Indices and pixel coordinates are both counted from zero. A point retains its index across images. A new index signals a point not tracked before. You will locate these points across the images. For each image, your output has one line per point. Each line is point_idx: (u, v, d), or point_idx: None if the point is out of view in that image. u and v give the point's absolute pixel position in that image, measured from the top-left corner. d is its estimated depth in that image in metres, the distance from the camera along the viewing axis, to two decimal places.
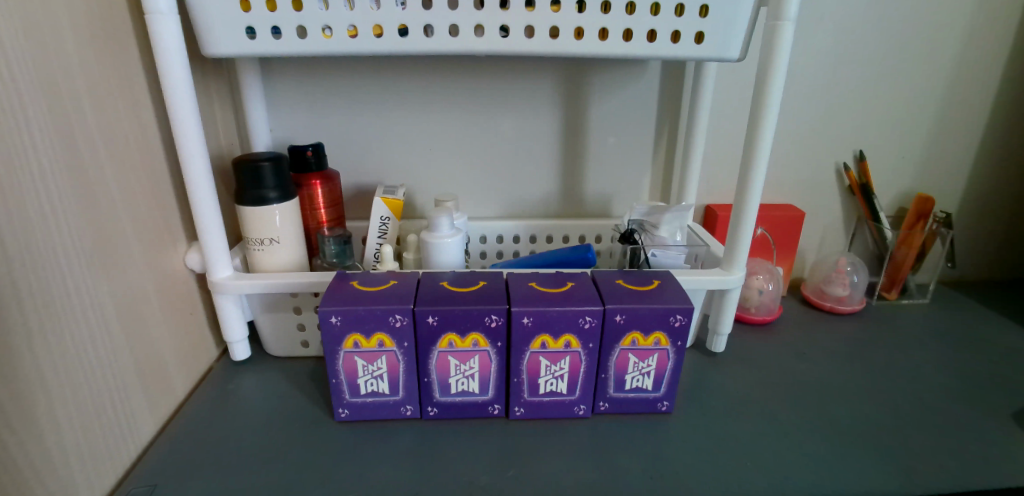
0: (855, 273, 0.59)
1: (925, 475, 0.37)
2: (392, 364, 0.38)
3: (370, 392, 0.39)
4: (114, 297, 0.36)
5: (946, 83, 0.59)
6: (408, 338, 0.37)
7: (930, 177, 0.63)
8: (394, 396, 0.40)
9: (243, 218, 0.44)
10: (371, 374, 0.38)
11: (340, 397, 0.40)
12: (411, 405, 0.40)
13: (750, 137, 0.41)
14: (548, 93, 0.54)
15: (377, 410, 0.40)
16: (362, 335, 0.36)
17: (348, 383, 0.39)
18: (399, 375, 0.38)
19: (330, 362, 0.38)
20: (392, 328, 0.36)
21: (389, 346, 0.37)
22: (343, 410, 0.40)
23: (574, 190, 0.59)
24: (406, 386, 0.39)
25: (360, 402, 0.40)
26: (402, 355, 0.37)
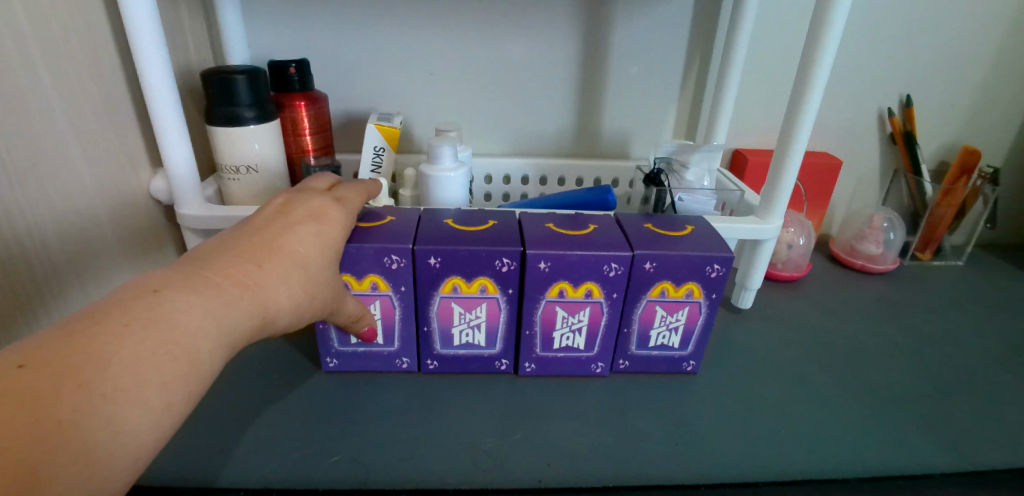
0: (891, 230, 0.54)
1: (973, 448, 0.34)
2: (388, 311, 0.33)
3: (361, 340, 0.35)
4: (60, 229, 0.32)
5: (1013, 19, 0.52)
6: (405, 282, 0.32)
7: (978, 128, 0.58)
8: (389, 347, 0.35)
9: (215, 141, 0.38)
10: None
11: (327, 344, 0.35)
12: (407, 357, 0.36)
13: (805, 61, 0.35)
14: (566, 10, 0.47)
15: (369, 361, 0.36)
16: (353, 276, 0.31)
17: (335, 330, 0.35)
18: (394, 323, 0.34)
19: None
20: (386, 270, 0.31)
21: (383, 291, 0.32)
22: (330, 360, 0.36)
23: (590, 127, 0.53)
24: (402, 337, 0.35)
25: (350, 351, 0.36)
26: (399, 302, 0.33)
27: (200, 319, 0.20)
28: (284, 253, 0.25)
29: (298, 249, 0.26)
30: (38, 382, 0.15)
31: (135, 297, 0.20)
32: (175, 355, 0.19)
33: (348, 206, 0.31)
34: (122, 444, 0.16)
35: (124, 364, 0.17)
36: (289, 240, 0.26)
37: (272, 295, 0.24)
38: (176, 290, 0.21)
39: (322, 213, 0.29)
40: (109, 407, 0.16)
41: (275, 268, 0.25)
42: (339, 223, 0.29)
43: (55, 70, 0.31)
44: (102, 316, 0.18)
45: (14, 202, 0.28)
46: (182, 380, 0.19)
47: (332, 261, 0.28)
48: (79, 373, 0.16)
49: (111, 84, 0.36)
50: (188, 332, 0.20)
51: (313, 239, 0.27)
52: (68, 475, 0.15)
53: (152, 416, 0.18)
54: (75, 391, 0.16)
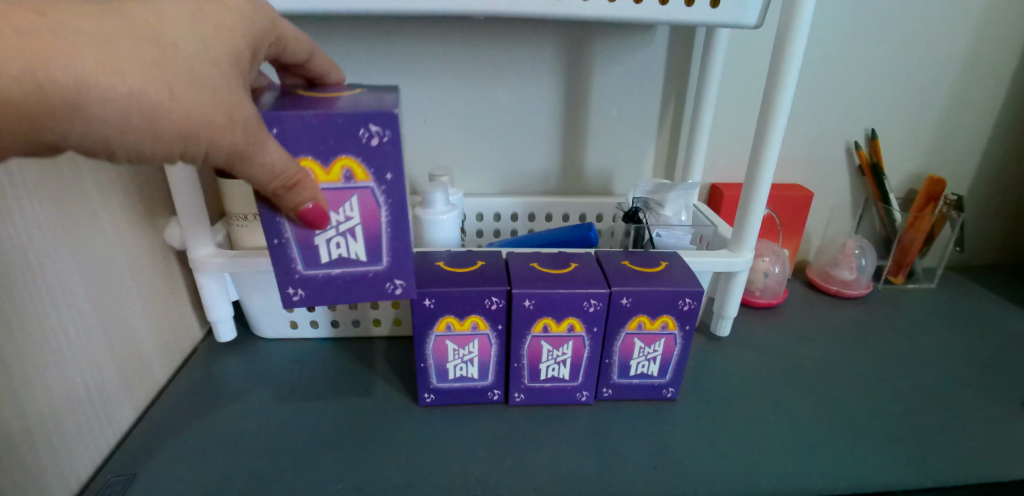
0: (863, 256, 0.57)
1: (936, 464, 0.36)
2: (369, 207, 0.29)
3: (335, 257, 0.30)
4: (87, 282, 0.34)
5: (964, 58, 0.56)
6: (382, 165, 0.27)
7: (943, 158, 0.61)
8: (368, 264, 0.30)
9: (225, 191, 0.41)
10: (333, 229, 0.29)
11: (291, 268, 0.30)
12: (399, 278, 0.31)
13: (764, 108, 0.38)
14: (549, 59, 0.51)
15: (349, 286, 0.31)
16: (317, 162, 0.27)
17: (298, 245, 0.29)
18: (378, 230, 0.29)
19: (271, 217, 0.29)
20: (359, 149, 0.27)
21: (356, 180, 0.28)
22: (294, 294, 0.31)
23: (575, 165, 0.56)
24: (384, 248, 0.30)
25: (321, 275, 0.31)
26: (383, 199, 0.29)
27: None
28: (122, 15, 0.21)
29: (151, 23, 0.21)
30: None
31: None
32: None
33: (260, 17, 0.27)
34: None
35: None
36: (143, 8, 0.22)
37: (73, 60, 0.19)
38: None
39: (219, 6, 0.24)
40: None
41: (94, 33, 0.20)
42: (237, 21, 0.25)
43: None
44: None
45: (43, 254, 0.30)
46: None
47: (223, 48, 0.23)
48: None
49: None
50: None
51: (183, 22, 0.22)
52: None
53: None
54: None
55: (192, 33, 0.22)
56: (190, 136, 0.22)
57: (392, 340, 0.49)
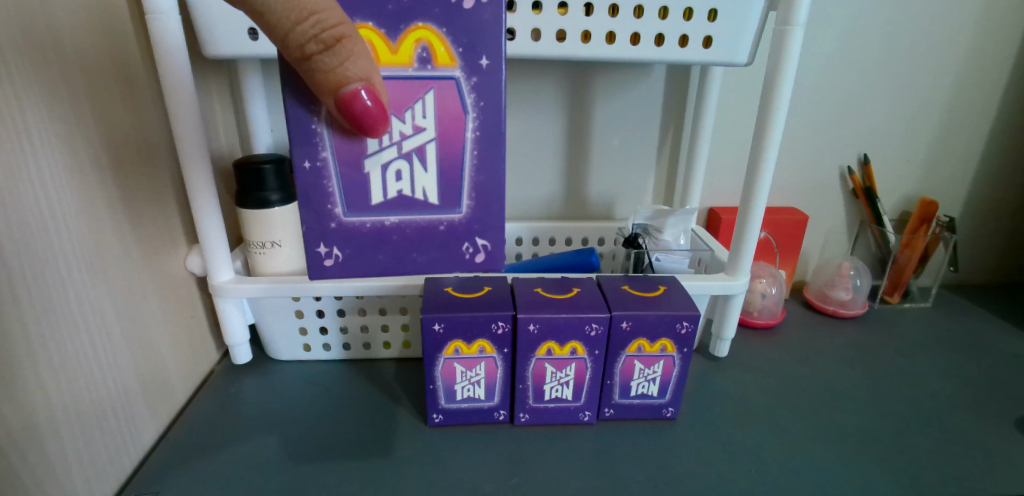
0: (858, 277, 0.59)
1: (932, 481, 0.37)
2: (447, 106, 0.25)
3: (392, 195, 0.26)
4: (116, 306, 0.36)
5: (952, 86, 0.58)
6: (469, 42, 0.24)
7: (934, 181, 0.63)
8: (432, 203, 0.26)
9: (245, 220, 0.44)
10: (393, 147, 0.24)
11: (328, 212, 0.26)
12: (480, 238, 0.28)
13: (757, 141, 0.40)
14: (552, 93, 0.54)
15: (413, 228, 0.27)
16: (384, 38, 0.23)
17: (337, 171, 0.25)
18: (456, 139, 0.25)
19: (305, 138, 0.24)
20: (442, 14, 0.23)
21: (432, 66, 0.24)
22: (329, 257, 0.27)
23: (578, 192, 0.59)
24: (453, 177, 0.26)
25: (365, 223, 0.27)
26: (465, 98, 0.25)
27: None
28: None
29: None
30: None
31: None
32: None
33: None
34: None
35: None
36: None
37: None
38: None
39: None
40: None
41: None
42: None
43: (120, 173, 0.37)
44: None
45: (81, 281, 0.33)
46: None
47: None
48: None
49: (156, 171, 0.42)
50: None
51: None
52: None
53: None
54: None
55: None
56: None
57: (402, 362, 0.51)
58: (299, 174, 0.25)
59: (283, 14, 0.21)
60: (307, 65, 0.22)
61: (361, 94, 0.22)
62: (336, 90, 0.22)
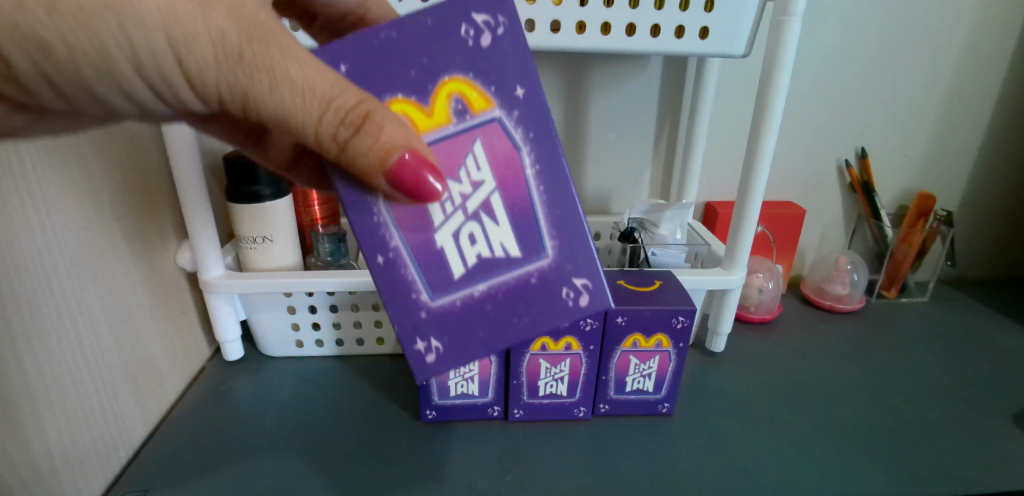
0: (855, 272, 0.59)
1: (928, 476, 0.36)
2: (498, 150, 0.22)
3: (472, 261, 0.23)
4: (104, 302, 0.36)
5: (950, 79, 0.58)
6: (498, 77, 0.22)
7: (932, 176, 0.63)
8: (514, 257, 0.23)
9: (236, 215, 0.43)
10: (458, 211, 0.22)
11: (413, 302, 0.23)
12: (578, 274, 0.24)
13: (754, 134, 0.39)
14: (548, 86, 0.53)
15: (507, 285, 0.23)
16: (416, 104, 0.21)
17: (410, 256, 0.22)
18: (518, 185, 0.23)
19: (369, 233, 0.22)
20: (464, 60, 0.22)
21: (472, 114, 0.22)
22: (430, 352, 0.23)
23: (574, 186, 0.58)
24: (528, 222, 0.23)
25: (455, 302, 0.23)
26: (517, 136, 0.23)
27: None
28: None
29: None
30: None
31: None
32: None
33: None
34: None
35: None
36: None
37: None
38: None
39: None
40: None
41: None
42: None
43: (106, 166, 0.36)
44: None
45: (67, 277, 0.32)
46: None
47: None
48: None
49: (144, 166, 0.41)
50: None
51: None
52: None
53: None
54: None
55: None
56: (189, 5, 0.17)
57: (396, 358, 0.50)
58: (373, 270, 0.22)
59: (297, 108, 0.18)
60: (345, 155, 0.19)
61: (414, 163, 0.19)
62: (384, 166, 0.19)
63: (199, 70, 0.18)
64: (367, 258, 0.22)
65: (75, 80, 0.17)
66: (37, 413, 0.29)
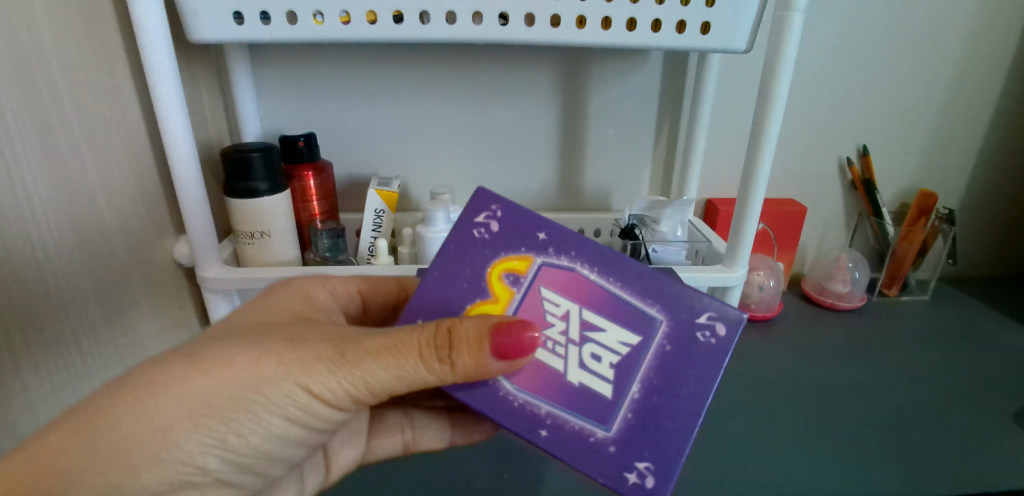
0: (856, 270, 0.59)
1: (929, 475, 0.36)
2: (560, 283, 0.25)
3: (610, 373, 0.24)
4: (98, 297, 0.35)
5: (953, 76, 0.58)
6: (522, 239, 0.26)
7: (933, 173, 0.63)
8: (637, 343, 0.25)
9: (233, 210, 0.43)
10: (571, 344, 0.25)
11: (597, 445, 0.24)
12: (688, 310, 0.25)
13: (755, 130, 0.39)
14: (548, 82, 0.53)
15: (650, 368, 0.24)
16: (485, 300, 0.26)
17: (564, 408, 0.24)
18: (594, 297, 0.25)
19: (524, 418, 0.24)
20: (492, 246, 0.26)
21: (523, 277, 0.26)
22: (644, 476, 0.23)
23: (574, 183, 0.58)
24: (626, 309, 0.25)
25: (624, 418, 0.24)
26: (568, 265, 0.26)
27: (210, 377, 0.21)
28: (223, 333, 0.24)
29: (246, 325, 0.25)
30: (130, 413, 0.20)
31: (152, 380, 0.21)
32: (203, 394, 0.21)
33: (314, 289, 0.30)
34: (157, 490, 0.21)
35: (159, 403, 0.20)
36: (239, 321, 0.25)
37: (226, 360, 0.22)
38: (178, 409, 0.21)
39: (292, 295, 0.29)
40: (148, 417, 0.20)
41: (236, 338, 0.23)
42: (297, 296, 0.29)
43: (100, 159, 0.36)
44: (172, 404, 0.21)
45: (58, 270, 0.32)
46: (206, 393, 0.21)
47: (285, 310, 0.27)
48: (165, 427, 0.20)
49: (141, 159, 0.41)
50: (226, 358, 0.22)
51: (262, 313, 0.26)
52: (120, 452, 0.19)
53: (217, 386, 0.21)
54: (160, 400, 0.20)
55: (264, 312, 0.26)
56: (312, 346, 0.23)
57: None
58: (550, 445, 0.24)
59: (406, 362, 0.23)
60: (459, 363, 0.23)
61: (510, 335, 0.23)
62: (482, 344, 0.22)
63: (330, 388, 0.23)
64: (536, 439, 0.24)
65: (264, 434, 0.23)
66: None
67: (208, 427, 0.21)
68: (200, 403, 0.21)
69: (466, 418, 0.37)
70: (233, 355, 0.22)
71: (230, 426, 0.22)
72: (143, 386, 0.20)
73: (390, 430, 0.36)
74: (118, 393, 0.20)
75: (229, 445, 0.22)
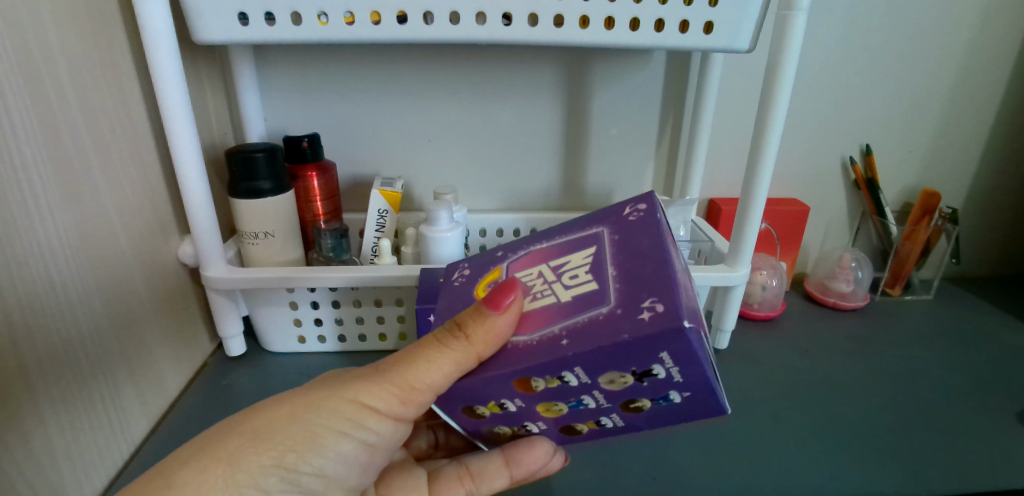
0: (859, 269, 0.58)
1: (932, 474, 0.36)
2: (524, 261, 0.27)
3: (586, 278, 0.23)
4: (105, 297, 0.35)
5: (956, 75, 0.57)
6: (489, 263, 0.29)
7: (936, 172, 0.63)
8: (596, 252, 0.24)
9: (237, 210, 0.43)
10: (550, 284, 0.24)
11: (612, 320, 0.20)
12: (617, 211, 0.26)
13: (758, 129, 0.39)
14: (551, 82, 0.53)
15: (614, 250, 0.23)
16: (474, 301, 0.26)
17: (567, 319, 0.21)
18: (554, 250, 0.26)
19: (539, 349, 0.20)
20: (470, 277, 0.29)
21: (498, 275, 0.27)
22: (661, 308, 0.19)
23: (576, 183, 0.58)
24: (574, 244, 0.26)
25: (615, 286, 0.21)
26: (525, 253, 0.27)
27: (269, 415, 0.23)
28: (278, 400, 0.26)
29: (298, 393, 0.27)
30: (222, 449, 0.21)
31: (227, 429, 0.22)
32: (263, 425, 0.22)
33: None
34: None
35: (236, 445, 0.21)
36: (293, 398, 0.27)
37: (278, 402, 0.23)
38: (244, 438, 0.22)
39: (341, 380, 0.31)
40: (238, 459, 0.21)
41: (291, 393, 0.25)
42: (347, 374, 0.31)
43: (105, 159, 0.36)
44: (241, 436, 0.22)
45: (68, 271, 0.32)
46: (268, 422, 0.22)
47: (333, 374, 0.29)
48: (235, 454, 0.21)
49: (147, 159, 0.41)
50: (280, 398, 0.24)
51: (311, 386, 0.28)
52: (198, 475, 0.20)
53: (275, 414, 0.23)
54: (239, 448, 0.21)
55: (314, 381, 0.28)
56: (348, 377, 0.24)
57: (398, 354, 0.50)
58: (576, 346, 0.19)
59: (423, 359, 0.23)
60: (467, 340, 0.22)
61: (498, 291, 0.23)
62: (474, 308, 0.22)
63: (370, 402, 0.24)
64: (562, 349, 0.20)
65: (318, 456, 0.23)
66: (38, 409, 0.29)
67: (264, 452, 0.22)
68: (256, 428, 0.22)
69: (514, 444, 0.28)
70: (285, 399, 0.24)
71: (289, 449, 0.22)
72: (215, 433, 0.22)
73: (448, 479, 0.31)
74: (189, 446, 0.22)
75: (294, 475, 0.22)
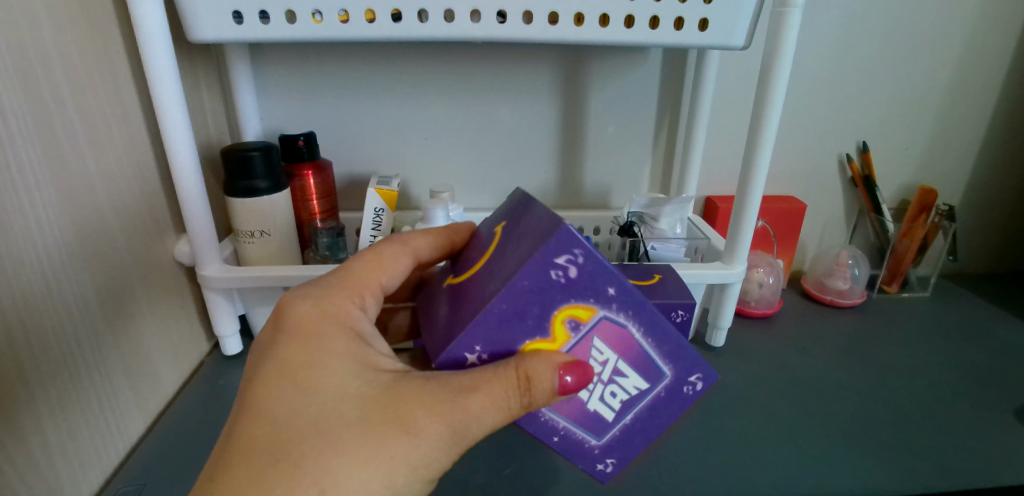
0: (856, 267, 0.58)
1: (929, 472, 0.36)
2: (609, 334, 0.24)
3: (615, 405, 0.25)
4: (101, 297, 0.35)
5: (953, 72, 0.57)
6: (591, 286, 0.22)
7: (934, 169, 0.62)
8: (646, 388, 0.25)
9: (234, 209, 0.43)
10: (598, 382, 0.25)
11: (585, 445, 0.26)
12: (697, 372, 0.25)
13: (753, 126, 0.39)
14: (547, 80, 0.53)
15: (648, 414, 0.26)
16: (542, 339, 0.23)
17: (570, 420, 0.26)
18: (632, 350, 0.24)
19: (540, 428, 0.26)
20: (567, 293, 0.22)
21: (585, 324, 0.23)
22: (609, 464, 0.27)
23: (573, 181, 0.58)
24: (643, 364, 0.25)
25: (614, 430, 0.26)
26: (621, 320, 0.23)
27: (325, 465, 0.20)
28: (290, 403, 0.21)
29: (308, 384, 0.22)
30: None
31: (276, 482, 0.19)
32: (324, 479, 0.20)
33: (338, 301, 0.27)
34: None
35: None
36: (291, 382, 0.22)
37: (330, 447, 0.20)
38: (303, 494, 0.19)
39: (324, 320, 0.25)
40: None
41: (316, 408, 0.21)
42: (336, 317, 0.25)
43: (100, 158, 0.36)
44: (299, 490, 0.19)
45: (64, 270, 0.32)
46: (330, 474, 0.20)
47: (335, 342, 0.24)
48: None
49: (142, 158, 0.41)
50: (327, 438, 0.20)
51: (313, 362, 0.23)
52: None
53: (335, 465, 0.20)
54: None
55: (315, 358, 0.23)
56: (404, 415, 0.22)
57: None
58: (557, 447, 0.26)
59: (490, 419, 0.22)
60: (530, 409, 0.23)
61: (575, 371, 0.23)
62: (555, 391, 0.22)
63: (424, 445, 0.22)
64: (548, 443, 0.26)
65: None
66: (33, 408, 0.29)
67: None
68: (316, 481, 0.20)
69: None
70: (337, 440, 0.20)
71: None
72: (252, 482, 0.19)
73: None
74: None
75: None
